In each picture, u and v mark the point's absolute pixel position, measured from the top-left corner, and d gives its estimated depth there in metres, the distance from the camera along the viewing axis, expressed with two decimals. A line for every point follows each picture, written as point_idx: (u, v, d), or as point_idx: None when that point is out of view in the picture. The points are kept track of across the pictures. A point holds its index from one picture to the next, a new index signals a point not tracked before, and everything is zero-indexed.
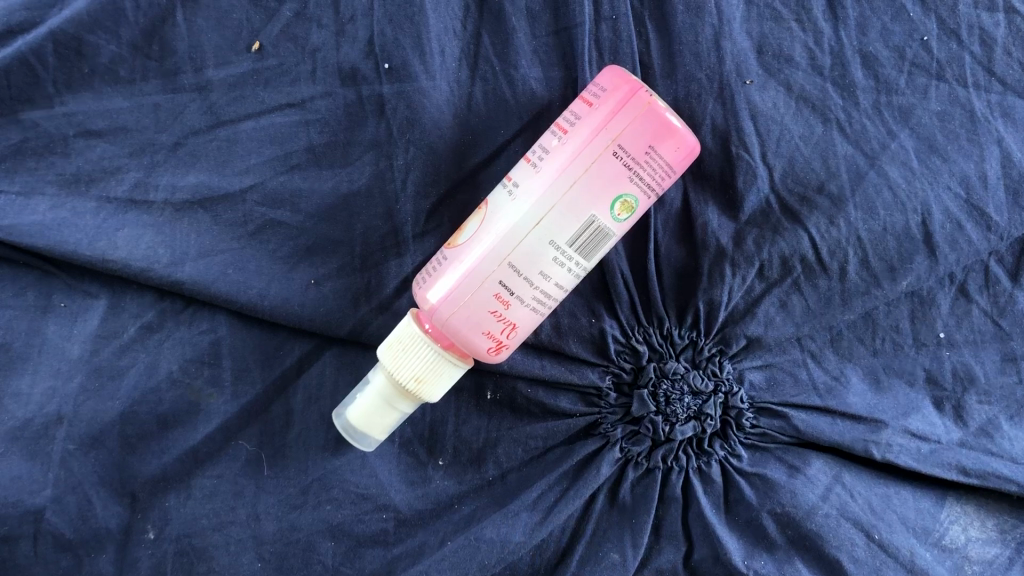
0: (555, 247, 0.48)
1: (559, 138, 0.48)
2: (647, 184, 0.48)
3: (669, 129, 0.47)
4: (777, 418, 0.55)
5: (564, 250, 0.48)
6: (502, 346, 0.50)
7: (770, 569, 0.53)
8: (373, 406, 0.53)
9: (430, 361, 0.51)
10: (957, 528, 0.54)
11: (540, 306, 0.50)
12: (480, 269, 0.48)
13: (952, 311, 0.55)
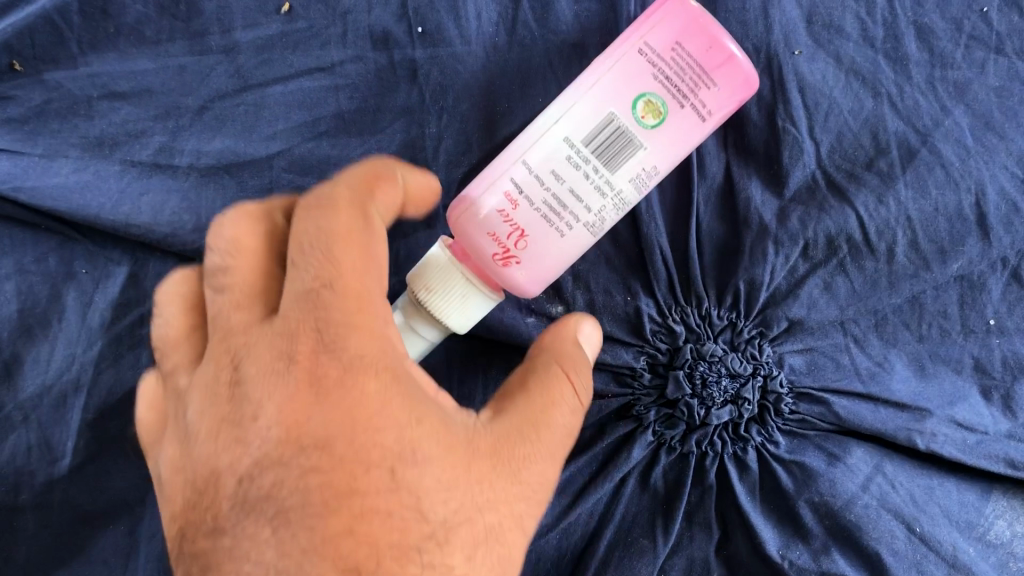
0: (569, 145, 0.43)
1: None
2: (675, 87, 0.43)
3: (702, 25, 0.43)
4: (817, 404, 0.53)
5: (579, 150, 0.43)
6: (510, 256, 0.45)
7: (806, 560, 0.51)
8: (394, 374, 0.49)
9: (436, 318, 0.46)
10: (1002, 523, 0.52)
11: (553, 215, 0.44)
12: (493, 168, 0.45)
13: (1003, 297, 0.52)
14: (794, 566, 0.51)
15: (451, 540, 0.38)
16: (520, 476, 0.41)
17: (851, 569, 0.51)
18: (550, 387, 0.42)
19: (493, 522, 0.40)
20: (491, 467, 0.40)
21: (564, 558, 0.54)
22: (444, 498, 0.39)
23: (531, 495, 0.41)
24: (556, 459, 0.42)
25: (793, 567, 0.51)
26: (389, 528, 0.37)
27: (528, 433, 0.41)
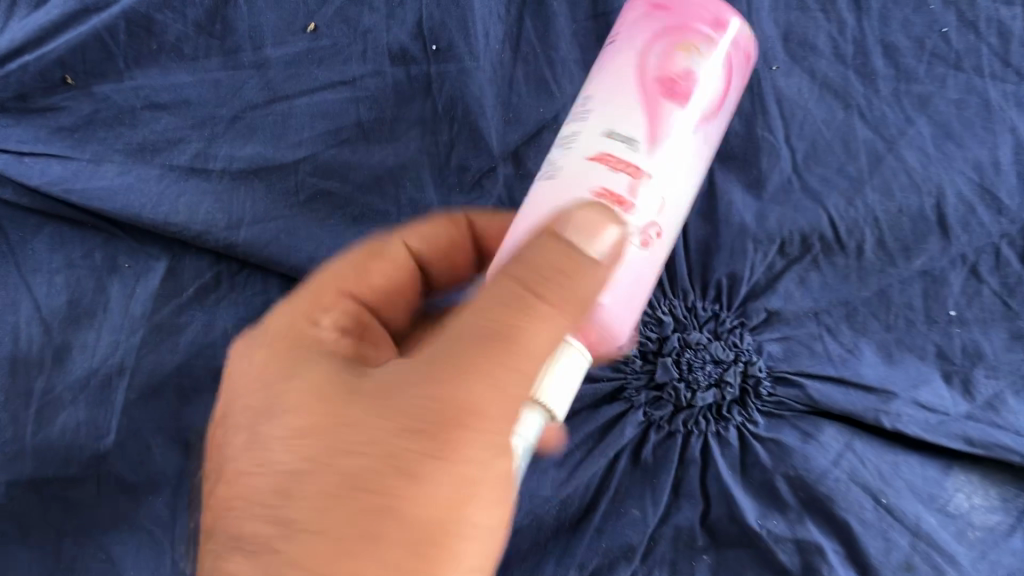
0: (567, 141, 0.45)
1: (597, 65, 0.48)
2: (652, 49, 0.45)
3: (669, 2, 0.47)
4: (793, 387, 0.58)
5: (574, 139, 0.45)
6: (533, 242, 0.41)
7: (782, 528, 0.56)
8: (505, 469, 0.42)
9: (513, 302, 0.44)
10: (961, 496, 0.57)
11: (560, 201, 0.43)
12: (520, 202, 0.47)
13: (963, 290, 0.57)
14: (771, 533, 0.56)
15: (396, 421, 0.38)
16: (468, 372, 0.38)
17: (822, 535, 0.56)
18: (500, 281, 0.40)
19: (435, 412, 0.38)
20: (435, 361, 0.39)
21: (563, 524, 0.58)
22: (386, 387, 0.40)
23: (502, 406, 0.38)
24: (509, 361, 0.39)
25: (770, 535, 0.56)
26: (339, 403, 0.40)
27: (484, 320, 0.39)
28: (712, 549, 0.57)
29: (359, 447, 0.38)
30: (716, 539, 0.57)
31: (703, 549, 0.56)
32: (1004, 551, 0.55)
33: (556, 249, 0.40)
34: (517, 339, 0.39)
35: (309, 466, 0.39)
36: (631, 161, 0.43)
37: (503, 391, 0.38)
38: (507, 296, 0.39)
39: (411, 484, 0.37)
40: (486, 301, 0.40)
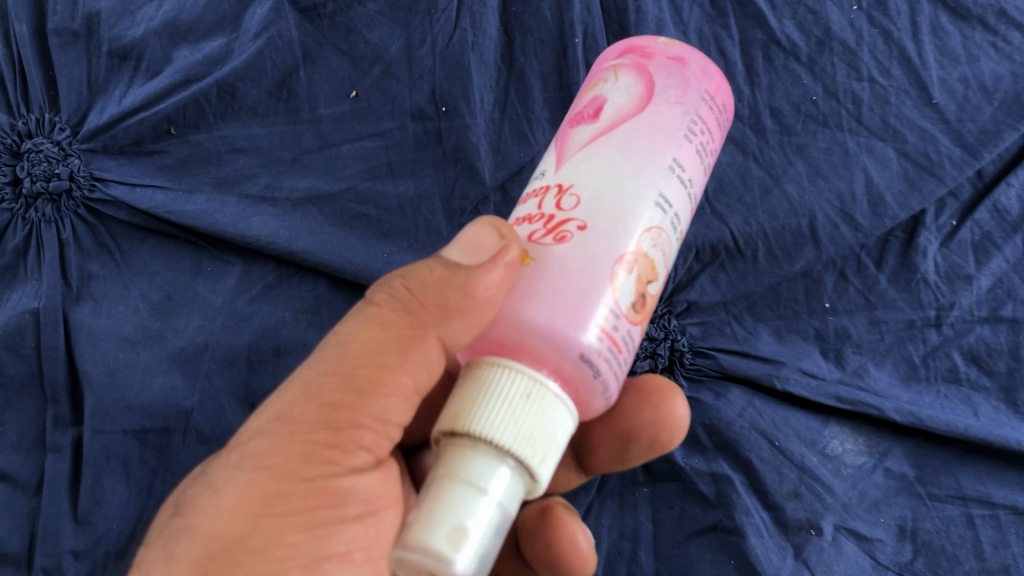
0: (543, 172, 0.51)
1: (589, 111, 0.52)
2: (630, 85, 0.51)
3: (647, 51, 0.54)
4: (709, 358, 0.78)
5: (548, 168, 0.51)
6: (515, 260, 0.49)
7: (702, 464, 0.76)
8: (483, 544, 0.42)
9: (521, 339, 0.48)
10: (837, 442, 0.77)
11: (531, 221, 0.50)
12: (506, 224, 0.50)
13: (835, 288, 0.77)
14: (693, 467, 0.76)
15: (290, 430, 0.47)
16: (344, 386, 0.48)
17: (731, 469, 0.76)
18: (367, 309, 0.50)
19: (321, 415, 0.47)
20: (310, 380, 0.48)
21: None
22: (277, 409, 0.49)
23: (378, 410, 0.49)
24: (375, 372, 0.48)
25: (692, 468, 0.76)
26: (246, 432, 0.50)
27: (357, 339, 0.48)
28: (650, 482, 0.79)
29: (254, 462, 0.48)
30: (653, 473, 0.78)
31: (642, 483, 0.79)
32: (866, 481, 0.77)
33: (420, 271, 0.49)
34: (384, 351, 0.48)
35: (218, 486, 0.48)
36: (543, 185, 0.50)
37: (372, 396, 0.48)
38: (373, 318, 0.49)
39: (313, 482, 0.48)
40: (357, 323, 0.49)
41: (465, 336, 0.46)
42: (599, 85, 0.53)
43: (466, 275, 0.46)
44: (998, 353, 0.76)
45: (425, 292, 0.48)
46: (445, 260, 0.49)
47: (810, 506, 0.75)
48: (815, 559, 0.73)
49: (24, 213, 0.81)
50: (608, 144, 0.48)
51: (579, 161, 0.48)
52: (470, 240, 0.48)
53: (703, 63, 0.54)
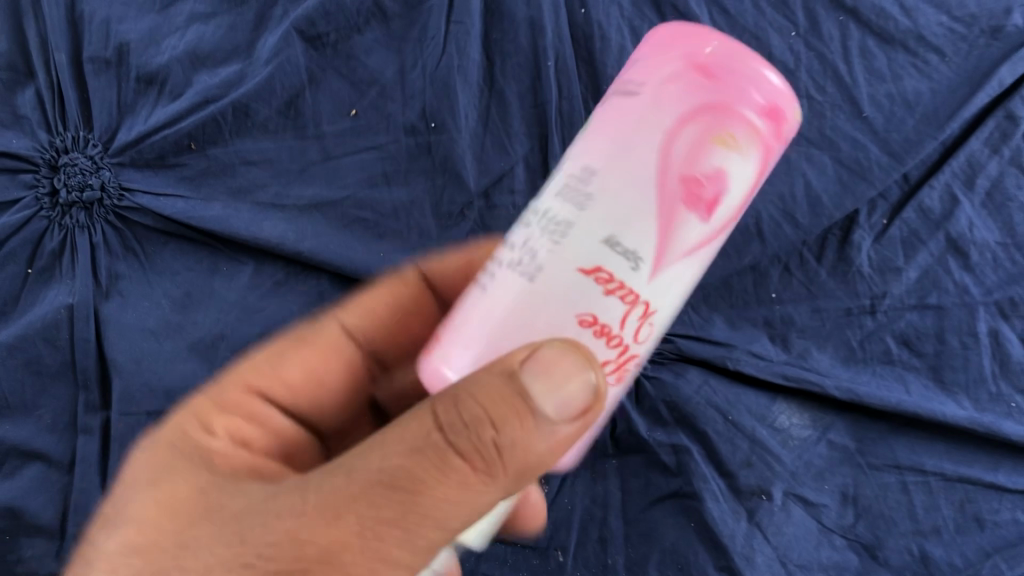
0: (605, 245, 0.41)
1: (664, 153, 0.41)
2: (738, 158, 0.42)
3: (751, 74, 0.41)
4: (668, 342, 0.88)
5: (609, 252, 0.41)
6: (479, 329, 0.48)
7: (663, 436, 0.86)
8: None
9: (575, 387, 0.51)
10: (784, 416, 0.87)
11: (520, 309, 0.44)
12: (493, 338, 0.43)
13: (779, 280, 0.88)
14: (656, 440, 0.86)
15: (281, 538, 0.42)
16: (381, 524, 0.42)
17: (689, 440, 0.86)
18: (429, 421, 0.43)
19: (331, 546, 0.42)
20: (346, 500, 0.42)
21: None
22: (273, 489, 0.46)
23: (373, 545, 0.42)
24: (408, 523, 0.42)
25: (654, 440, 0.86)
26: (211, 466, 0.51)
27: (411, 473, 0.42)
28: (619, 455, 0.88)
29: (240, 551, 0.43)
30: (620, 444, 0.88)
31: (611, 455, 0.88)
32: (811, 451, 0.86)
33: (508, 411, 0.42)
34: (444, 504, 0.42)
35: (147, 494, 0.49)
36: (600, 269, 0.41)
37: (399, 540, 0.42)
38: (433, 455, 0.42)
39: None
40: (410, 446, 0.43)
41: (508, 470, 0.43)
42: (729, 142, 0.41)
43: (549, 436, 0.43)
44: (925, 336, 0.86)
45: (502, 451, 0.43)
46: (524, 387, 0.41)
47: (761, 473, 0.85)
48: (766, 523, 0.83)
49: (60, 220, 0.90)
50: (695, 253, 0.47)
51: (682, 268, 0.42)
52: (571, 395, 0.42)
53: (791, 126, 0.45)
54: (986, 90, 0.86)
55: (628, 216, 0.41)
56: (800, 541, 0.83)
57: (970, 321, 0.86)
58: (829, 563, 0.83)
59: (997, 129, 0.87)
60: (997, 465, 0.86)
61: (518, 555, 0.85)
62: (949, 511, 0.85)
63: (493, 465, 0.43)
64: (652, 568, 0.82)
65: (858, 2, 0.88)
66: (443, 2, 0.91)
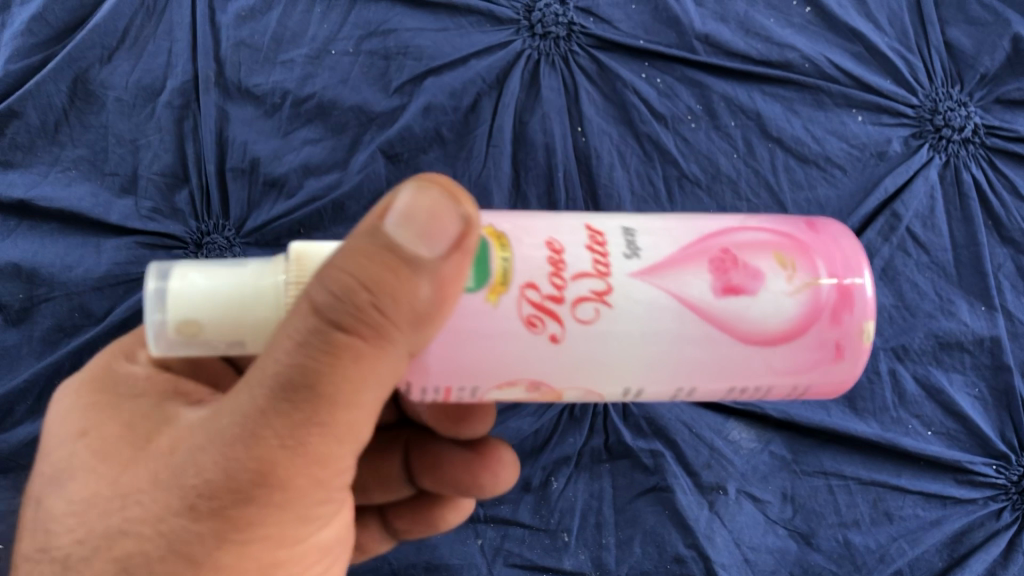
0: (626, 228, 0.66)
1: (739, 219, 0.69)
2: (776, 243, 0.66)
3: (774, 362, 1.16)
4: None
5: (631, 226, 0.66)
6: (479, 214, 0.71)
7: (644, 442, 1.14)
8: (200, 275, 0.63)
9: (496, 267, 0.62)
10: (736, 431, 1.15)
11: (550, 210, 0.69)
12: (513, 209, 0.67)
13: None
14: (639, 445, 1.14)
15: (220, 502, 0.60)
16: (291, 423, 0.58)
17: (663, 446, 1.14)
18: (303, 307, 0.57)
19: (258, 458, 0.59)
20: (245, 400, 0.60)
21: (535, 442, 1.16)
22: (184, 438, 0.63)
23: (297, 430, 0.59)
24: (337, 405, 0.58)
25: (637, 445, 1.14)
26: (122, 404, 0.70)
27: (296, 367, 0.57)
28: (611, 459, 1.15)
29: (176, 495, 0.61)
30: (613, 451, 1.15)
31: (605, 460, 1.15)
32: (757, 458, 1.14)
33: (371, 263, 0.55)
34: (338, 369, 0.57)
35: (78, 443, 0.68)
36: (595, 231, 0.65)
37: (324, 428, 0.59)
38: (310, 344, 0.57)
39: (241, 522, 0.61)
40: (289, 343, 0.57)
41: (391, 326, 0.57)
42: (782, 253, 0.66)
43: (422, 278, 0.56)
44: None
45: (373, 310, 0.56)
46: (392, 241, 0.56)
47: (718, 473, 1.13)
48: (723, 512, 1.11)
49: None
50: (684, 319, 0.63)
51: (649, 295, 0.63)
52: (411, 204, 0.56)
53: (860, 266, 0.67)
54: (875, 195, 1.18)
55: (645, 230, 0.66)
56: (750, 528, 1.11)
57: (874, 362, 1.15)
58: (774, 547, 1.10)
59: (886, 223, 1.17)
60: (900, 471, 1.13)
61: (533, 536, 1.12)
62: (865, 507, 1.11)
63: (371, 328, 0.56)
64: (636, 546, 1.10)
65: (781, 133, 1.21)
66: (485, 131, 1.23)
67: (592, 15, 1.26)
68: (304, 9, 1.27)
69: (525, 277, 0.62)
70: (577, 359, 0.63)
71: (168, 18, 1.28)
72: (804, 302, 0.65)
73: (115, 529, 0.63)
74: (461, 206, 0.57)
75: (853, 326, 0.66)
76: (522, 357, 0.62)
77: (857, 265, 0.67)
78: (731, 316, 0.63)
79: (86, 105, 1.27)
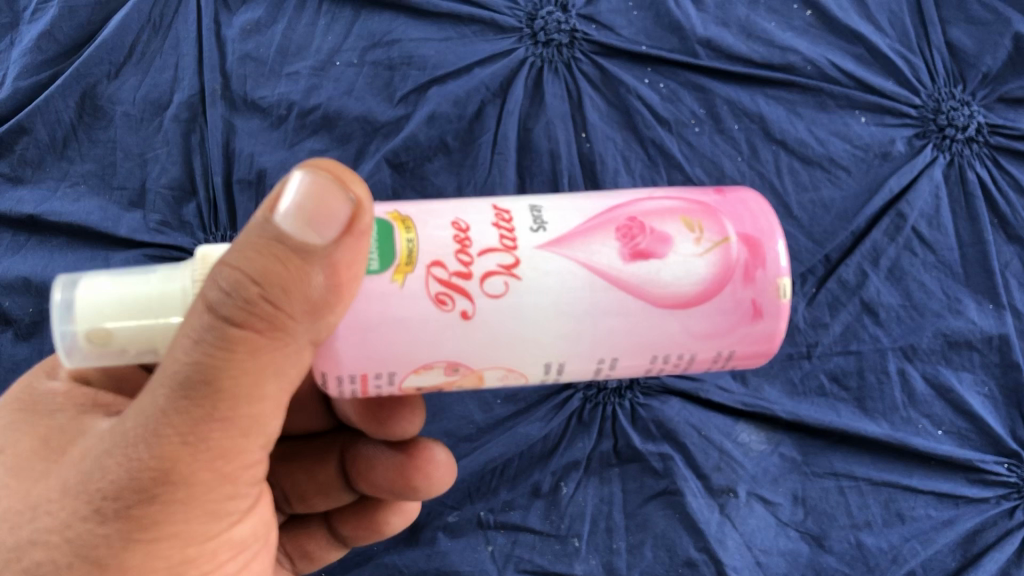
0: (533, 205, 0.70)
1: (645, 193, 0.73)
2: (679, 211, 0.71)
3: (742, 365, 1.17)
4: (655, 379, 1.17)
5: (539, 204, 0.71)
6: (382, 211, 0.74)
7: (653, 446, 1.14)
8: (107, 283, 0.66)
9: (401, 248, 0.66)
10: (745, 434, 1.15)
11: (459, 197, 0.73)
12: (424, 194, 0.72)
13: None
14: (648, 448, 1.14)
15: (130, 509, 0.62)
16: (192, 420, 0.60)
17: (672, 450, 1.14)
18: (198, 305, 0.59)
19: (160, 457, 0.61)
20: (145, 402, 0.61)
21: (544, 446, 1.15)
22: (88, 449, 0.65)
23: (199, 426, 0.61)
24: (235, 396, 0.61)
25: (646, 449, 1.14)
26: (41, 422, 0.71)
27: (194, 364, 0.59)
28: (620, 463, 1.15)
29: (83, 500, 0.62)
30: (622, 455, 1.15)
31: (614, 464, 1.15)
32: (766, 460, 1.14)
33: (261, 256, 0.58)
34: (234, 362, 0.60)
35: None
36: (500, 212, 0.69)
37: (226, 423, 0.62)
38: (206, 340, 0.59)
39: (146, 522, 0.62)
40: (186, 340, 0.59)
41: (286, 319, 0.60)
42: (688, 216, 0.71)
43: (315, 268, 0.59)
44: (850, 374, 1.15)
45: (264, 301, 0.58)
46: (281, 232, 0.58)
47: (729, 476, 1.12)
48: (734, 514, 1.11)
49: None
50: (595, 286, 0.67)
51: (558, 268, 0.67)
52: (297, 199, 0.58)
53: (770, 227, 0.71)
54: (880, 195, 1.18)
55: (552, 207, 0.70)
56: (762, 531, 1.10)
57: (882, 361, 1.15)
58: (786, 549, 1.10)
59: (892, 223, 1.17)
60: (912, 471, 1.12)
61: (543, 542, 1.12)
62: (877, 508, 1.11)
63: (264, 320, 0.59)
64: (647, 550, 1.10)
65: (785, 135, 1.21)
66: (490, 139, 1.24)
67: (594, 22, 1.27)
68: (309, 21, 1.29)
69: (430, 255, 0.66)
70: (491, 335, 0.67)
71: (175, 33, 1.30)
72: (713, 262, 0.69)
73: (25, 540, 0.64)
74: (349, 189, 0.60)
75: (767, 283, 0.70)
76: (435, 337, 0.66)
77: (762, 224, 0.71)
78: (641, 279, 0.67)
79: (95, 120, 1.28)
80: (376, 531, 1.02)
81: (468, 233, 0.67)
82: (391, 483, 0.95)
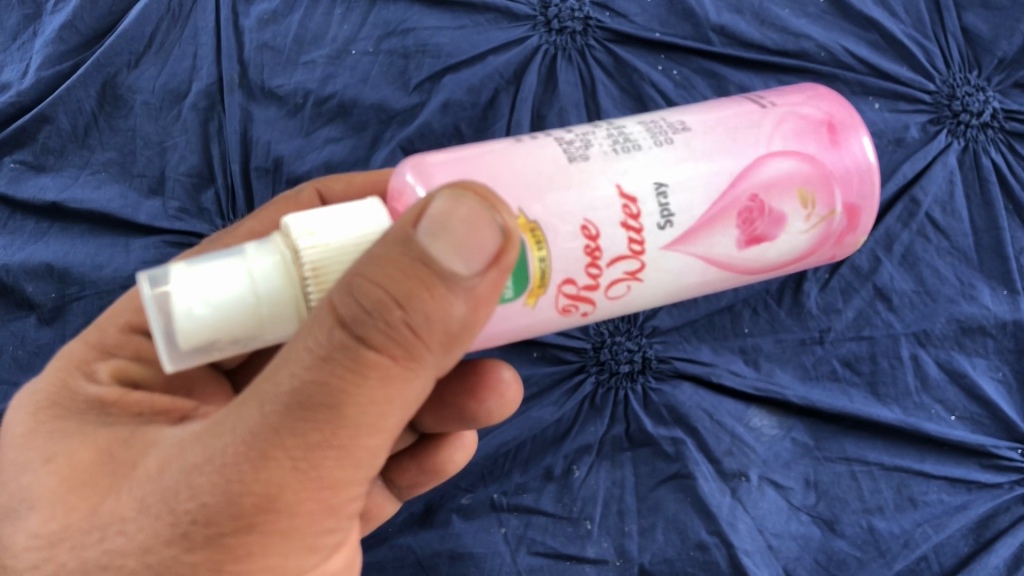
0: (656, 185, 0.69)
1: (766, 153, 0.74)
2: (800, 183, 0.74)
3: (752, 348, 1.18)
4: (667, 363, 1.18)
5: (661, 185, 0.70)
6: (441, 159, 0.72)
7: (664, 430, 1.16)
8: (205, 268, 0.62)
9: (533, 268, 0.67)
10: (757, 418, 1.16)
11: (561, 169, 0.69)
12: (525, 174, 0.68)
13: (752, 320, 1.18)
14: (659, 432, 1.16)
15: (223, 542, 0.62)
16: (308, 444, 0.60)
17: (684, 433, 1.15)
18: (328, 320, 0.58)
19: (265, 482, 0.61)
20: (251, 422, 0.61)
21: (559, 430, 1.18)
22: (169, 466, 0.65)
23: (312, 456, 0.60)
24: (353, 433, 0.60)
25: (658, 433, 1.16)
26: (101, 427, 0.72)
27: (316, 384, 0.59)
28: (632, 447, 1.16)
29: (166, 521, 0.63)
30: (634, 439, 1.17)
31: (626, 448, 1.16)
32: (779, 445, 1.14)
33: (405, 275, 0.57)
34: (362, 386, 0.59)
35: (47, 470, 0.69)
36: (627, 203, 0.69)
37: (341, 451, 0.61)
38: (335, 356, 0.58)
39: (240, 552, 0.63)
40: (307, 355, 0.59)
41: (418, 351, 0.59)
42: (805, 188, 0.75)
43: (453, 293, 0.58)
44: (863, 359, 1.15)
45: (404, 326, 0.57)
46: (426, 253, 0.56)
47: (741, 460, 1.13)
48: (745, 498, 1.11)
49: None
50: (705, 274, 0.75)
51: (676, 262, 0.72)
52: (446, 221, 0.56)
53: (872, 190, 0.78)
54: (894, 181, 1.18)
55: (674, 192, 0.70)
56: (773, 514, 1.11)
57: (895, 347, 1.15)
58: (797, 533, 1.10)
59: (905, 209, 1.17)
60: (924, 456, 1.12)
61: (556, 525, 1.13)
62: (889, 493, 1.11)
63: (401, 346, 0.58)
64: (658, 533, 1.11)
65: None
66: (503, 127, 1.25)
67: (608, 10, 1.28)
68: (325, 11, 1.30)
69: (561, 275, 0.68)
70: (606, 315, 0.75)
71: (193, 23, 1.31)
72: (815, 235, 0.77)
73: (94, 562, 0.65)
74: (499, 215, 0.58)
75: (850, 244, 0.81)
76: (554, 326, 0.73)
77: (869, 188, 0.78)
78: (747, 262, 0.76)
79: (115, 109, 1.30)
80: (441, 471, 1.02)
81: (597, 241, 0.68)
82: (462, 413, 0.95)
